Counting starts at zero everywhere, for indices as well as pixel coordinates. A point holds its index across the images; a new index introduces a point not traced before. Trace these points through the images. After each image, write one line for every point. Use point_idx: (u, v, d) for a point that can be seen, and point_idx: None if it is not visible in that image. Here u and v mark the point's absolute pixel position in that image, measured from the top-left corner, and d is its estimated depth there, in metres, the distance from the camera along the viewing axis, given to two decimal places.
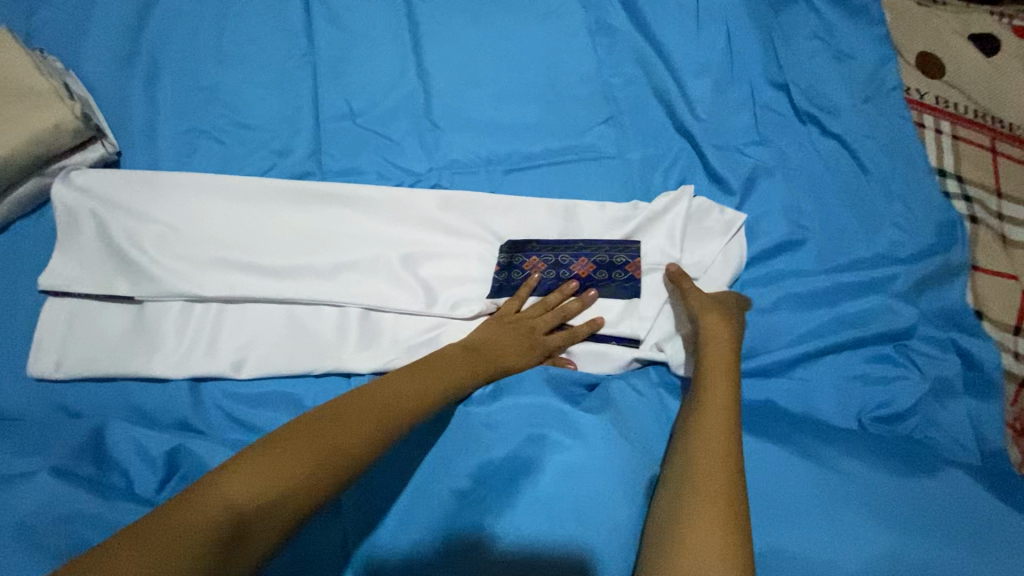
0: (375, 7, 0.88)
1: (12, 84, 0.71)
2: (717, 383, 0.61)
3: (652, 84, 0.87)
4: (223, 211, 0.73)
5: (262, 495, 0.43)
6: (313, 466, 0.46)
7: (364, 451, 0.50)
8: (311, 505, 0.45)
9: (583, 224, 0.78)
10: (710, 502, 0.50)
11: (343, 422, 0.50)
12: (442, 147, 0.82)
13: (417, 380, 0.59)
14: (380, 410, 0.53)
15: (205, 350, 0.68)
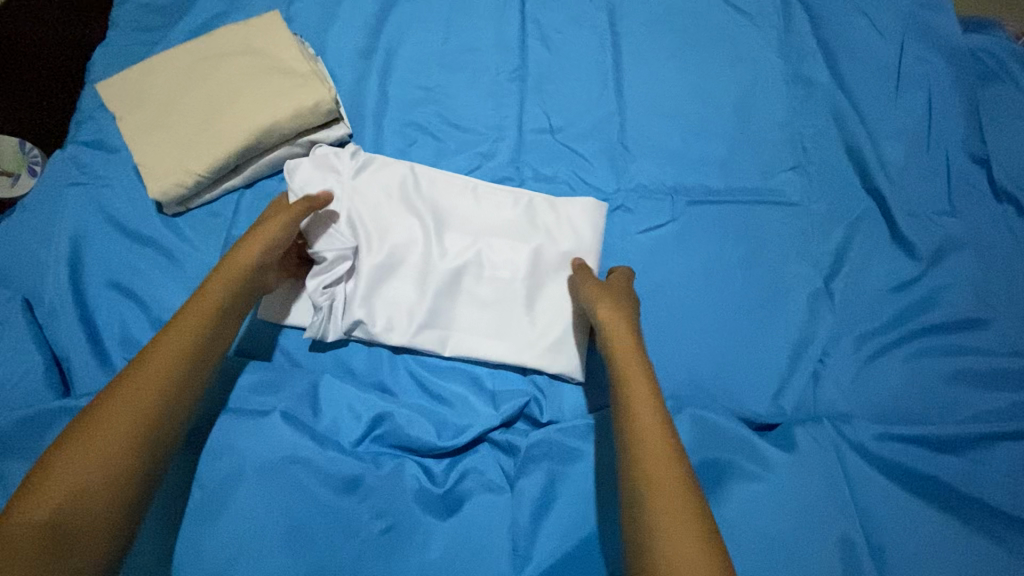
0: (583, 34, 0.94)
1: (282, 64, 0.82)
2: (625, 357, 0.63)
3: (845, 140, 0.88)
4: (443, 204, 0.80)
5: (68, 491, 0.49)
6: (105, 459, 0.51)
7: (137, 428, 0.54)
8: (116, 481, 0.51)
9: (759, 270, 0.81)
10: (663, 507, 0.50)
11: (118, 399, 0.54)
12: (632, 171, 0.87)
13: (172, 339, 0.59)
14: (144, 375, 0.56)
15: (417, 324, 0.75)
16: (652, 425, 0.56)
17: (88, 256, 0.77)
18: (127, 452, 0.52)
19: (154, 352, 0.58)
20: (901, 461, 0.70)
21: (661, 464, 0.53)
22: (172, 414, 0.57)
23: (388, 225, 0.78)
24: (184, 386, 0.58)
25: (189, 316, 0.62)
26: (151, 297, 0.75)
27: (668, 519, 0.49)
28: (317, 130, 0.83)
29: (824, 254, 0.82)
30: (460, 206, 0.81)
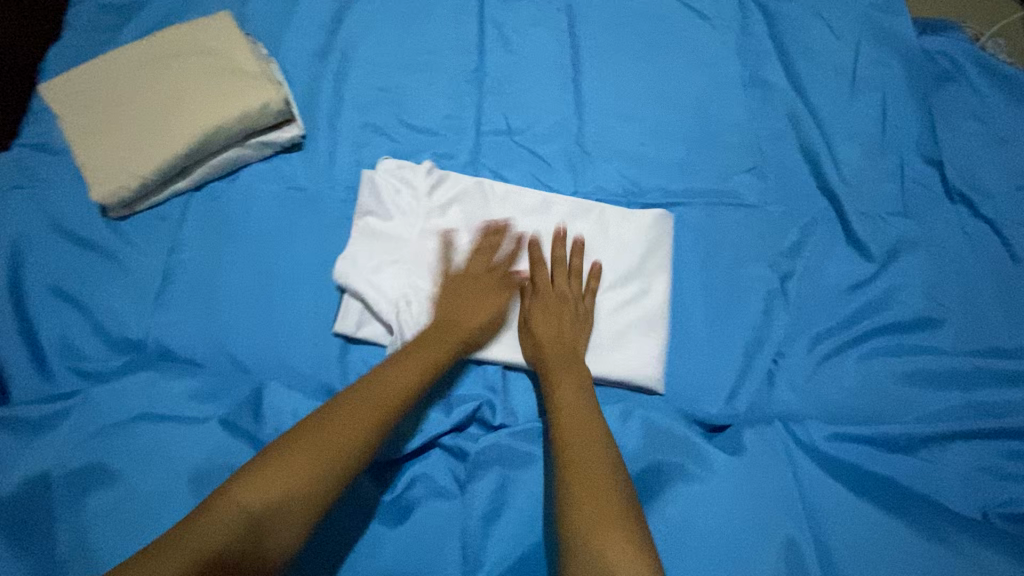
0: (542, 36, 0.94)
1: (231, 65, 0.81)
2: (555, 369, 0.68)
3: (802, 141, 0.88)
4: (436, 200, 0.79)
5: (270, 504, 0.52)
6: (306, 473, 0.54)
7: (343, 456, 0.56)
8: (311, 503, 0.54)
9: (716, 272, 0.81)
10: (603, 512, 0.55)
11: (332, 424, 0.57)
12: (589, 172, 0.86)
13: (400, 377, 0.63)
14: (370, 407, 0.60)
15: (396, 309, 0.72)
16: (591, 445, 0.60)
17: (28, 260, 0.74)
18: (334, 475, 0.55)
19: (381, 386, 0.62)
20: (851, 462, 0.70)
21: (598, 478, 0.57)
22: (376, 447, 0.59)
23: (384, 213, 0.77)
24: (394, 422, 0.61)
25: (416, 357, 0.65)
26: (93, 303, 0.73)
27: (601, 519, 0.55)
28: (267, 131, 0.81)
29: (782, 256, 0.82)
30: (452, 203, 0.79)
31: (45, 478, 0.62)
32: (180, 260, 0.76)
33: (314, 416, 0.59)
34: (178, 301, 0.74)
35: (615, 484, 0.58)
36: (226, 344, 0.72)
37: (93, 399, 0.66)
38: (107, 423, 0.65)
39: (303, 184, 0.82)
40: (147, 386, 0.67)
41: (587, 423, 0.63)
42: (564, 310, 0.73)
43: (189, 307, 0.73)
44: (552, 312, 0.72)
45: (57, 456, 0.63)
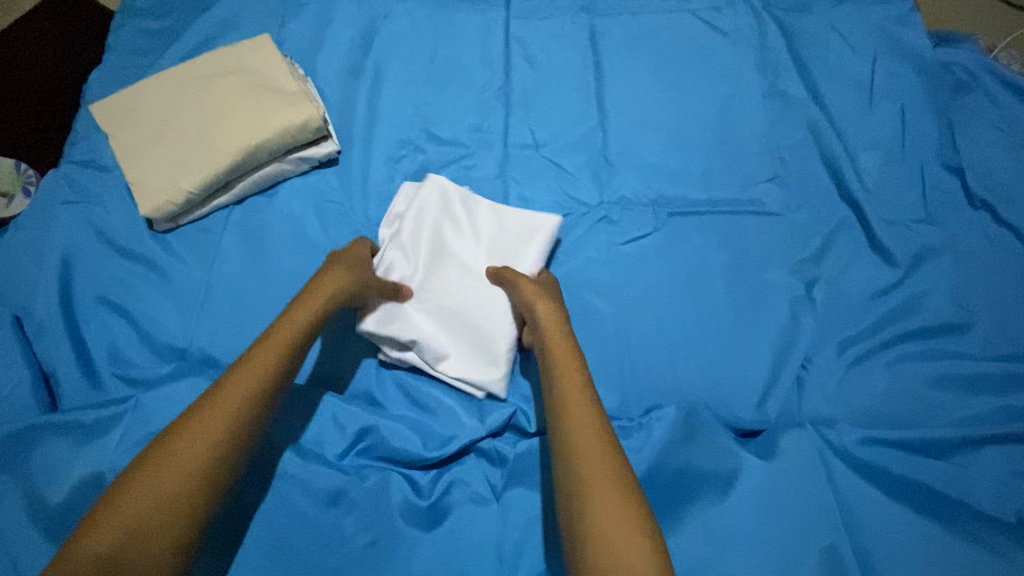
0: (566, 52, 0.97)
1: (273, 84, 0.84)
2: (557, 353, 0.65)
3: (822, 151, 0.90)
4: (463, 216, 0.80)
5: (128, 522, 0.49)
6: (160, 492, 0.51)
7: (199, 463, 0.53)
8: (183, 500, 0.51)
9: (742, 278, 0.83)
10: (606, 515, 0.50)
11: (199, 419, 0.55)
12: (614, 183, 0.88)
13: (250, 368, 0.59)
14: (211, 413, 0.55)
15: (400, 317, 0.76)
16: (580, 409, 0.59)
17: (79, 271, 0.78)
18: (199, 472, 0.53)
19: (218, 393, 0.57)
20: (883, 465, 0.71)
21: (597, 462, 0.54)
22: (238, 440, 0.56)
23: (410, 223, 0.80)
24: (257, 415, 0.58)
25: (263, 350, 0.61)
26: (140, 312, 0.76)
27: (616, 530, 0.49)
28: (305, 147, 0.84)
29: (805, 263, 0.84)
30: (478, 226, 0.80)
31: (95, 481, 0.64)
32: (223, 272, 0.79)
33: (176, 423, 0.56)
34: (222, 311, 0.76)
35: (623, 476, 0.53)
36: None
37: (140, 405, 0.68)
38: (154, 428, 0.67)
39: (338, 197, 0.85)
40: (192, 392, 0.69)
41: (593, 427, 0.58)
42: (540, 297, 0.70)
43: (232, 315, 0.76)
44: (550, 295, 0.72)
45: (108, 460, 0.65)
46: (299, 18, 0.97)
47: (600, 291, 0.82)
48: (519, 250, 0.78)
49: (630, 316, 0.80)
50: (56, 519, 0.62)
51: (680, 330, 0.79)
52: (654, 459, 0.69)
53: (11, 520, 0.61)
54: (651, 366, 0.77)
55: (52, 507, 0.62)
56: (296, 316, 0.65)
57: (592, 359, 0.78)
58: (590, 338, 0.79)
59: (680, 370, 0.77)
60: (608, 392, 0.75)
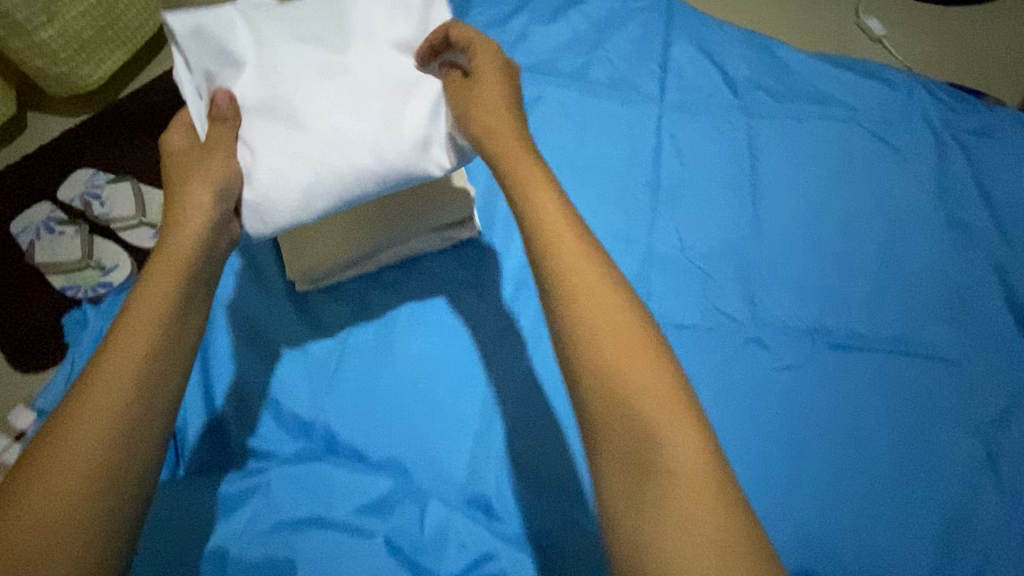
0: (721, 153, 0.93)
1: None
2: (571, 261, 0.48)
3: (1008, 298, 0.81)
4: (378, 70, 0.62)
5: (52, 498, 0.42)
6: (78, 480, 0.42)
7: (109, 437, 0.45)
8: (107, 466, 0.44)
9: (907, 435, 0.74)
10: (687, 484, 0.38)
11: (108, 375, 0.47)
12: (767, 302, 0.81)
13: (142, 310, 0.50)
14: (102, 394, 0.46)
15: (256, 59, 0.61)
16: (609, 300, 0.46)
17: (219, 325, 0.79)
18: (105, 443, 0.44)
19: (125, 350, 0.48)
20: None
21: (664, 404, 0.41)
22: (154, 397, 0.48)
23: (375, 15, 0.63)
24: (164, 366, 0.49)
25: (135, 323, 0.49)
26: (274, 379, 0.76)
27: (700, 503, 0.38)
28: (450, 224, 0.81)
29: (983, 427, 0.74)
30: (394, 89, 0.62)
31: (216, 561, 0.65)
32: (355, 348, 0.78)
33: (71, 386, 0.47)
34: (351, 390, 0.76)
35: (677, 409, 0.41)
36: (390, 444, 0.73)
37: (266, 487, 0.70)
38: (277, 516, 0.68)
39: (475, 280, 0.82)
40: (319, 484, 0.70)
41: (648, 366, 0.43)
42: (505, 86, 0.61)
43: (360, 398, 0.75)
44: (501, 117, 0.59)
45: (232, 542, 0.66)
46: None
47: (744, 424, 0.75)
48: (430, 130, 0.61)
49: (774, 461, 0.73)
50: None
51: (829, 487, 0.72)
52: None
53: None
54: (796, 524, 0.70)
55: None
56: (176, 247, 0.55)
57: None
58: None
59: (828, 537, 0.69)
60: None
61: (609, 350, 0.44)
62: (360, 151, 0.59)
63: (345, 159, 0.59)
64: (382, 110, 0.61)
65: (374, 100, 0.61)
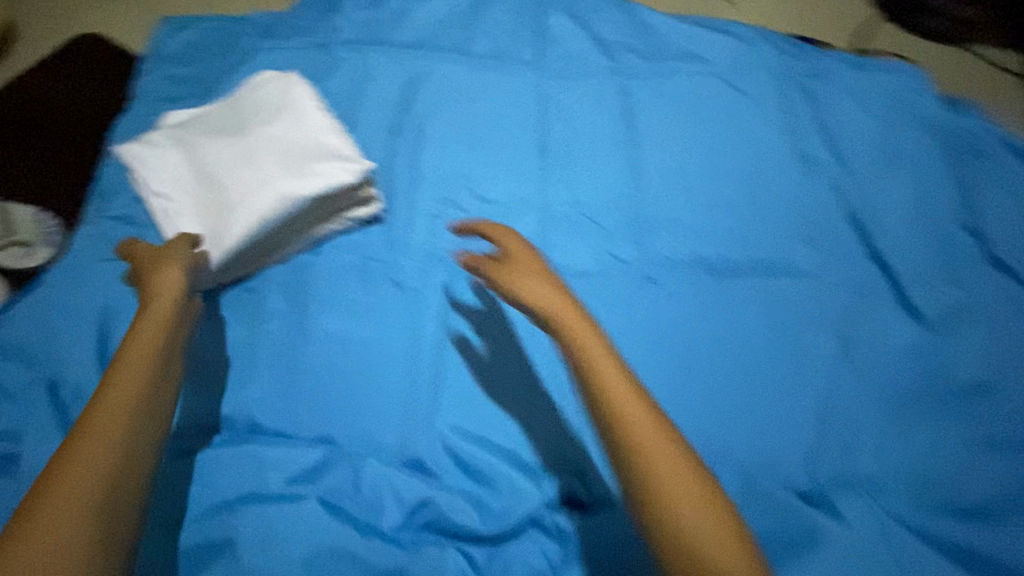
0: (601, 110, 0.99)
1: (305, 139, 0.79)
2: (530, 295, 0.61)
3: (848, 212, 0.94)
4: (252, 142, 0.79)
5: (56, 522, 0.42)
6: (79, 506, 0.44)
7: (116, 464, 0.47)
8: (108, 485, 0.46)
9: (784, 336, 0.83)
10: (677, 489, 0.47)
11: (101, 414, 0.49)
12: (654, 241, 0.90)
13: (133, 360, 0.54)
14: (104, 426, 0.49)
15: (174, 139, 0.81)
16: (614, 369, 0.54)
17: (114, 332, 0.75)
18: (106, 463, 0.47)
19: (116, 392, 0.51)
20: (943, 534, 0.69)
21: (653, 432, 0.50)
22: (152, 429, 0.52)
23: (257, 102, 0.82)
24: (155, 409, 0.53)
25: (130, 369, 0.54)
26: (184, 377, 0.74)
27: (680, 507, 0.46)
28: (334, 194, 0.79)
29: (842, 321, 0.85)
30: (269, 151, 0.78)
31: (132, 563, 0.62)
32: (268, 335, 0.78)
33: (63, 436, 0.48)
34: (268, 374, 0.75)
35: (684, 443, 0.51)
36: (316, 419, 0.73)
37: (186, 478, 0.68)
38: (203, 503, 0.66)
39: (382, 255, 0.85)
40: (243, 462, 0.68)
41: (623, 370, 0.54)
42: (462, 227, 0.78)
43: (278, 382, 0.75)
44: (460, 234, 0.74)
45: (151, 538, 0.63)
46: (336, 75, 0.98)
47: (646, 348, 0.81)
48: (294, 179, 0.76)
49: (678, 378, 0.79)
50: None
51: (727, 389, 0.79)
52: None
53: None
54: (705, 426, 0.76)
55: None
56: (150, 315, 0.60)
57: None
58: None
59: (732, 432, 0.76)
60: None
61: (610, 396, 0.52)
62: (241, 205, 0.75)
63: (232, 212, 0.76)
64: (263, 168, 0.77)
65: (252, 162, 0.78)
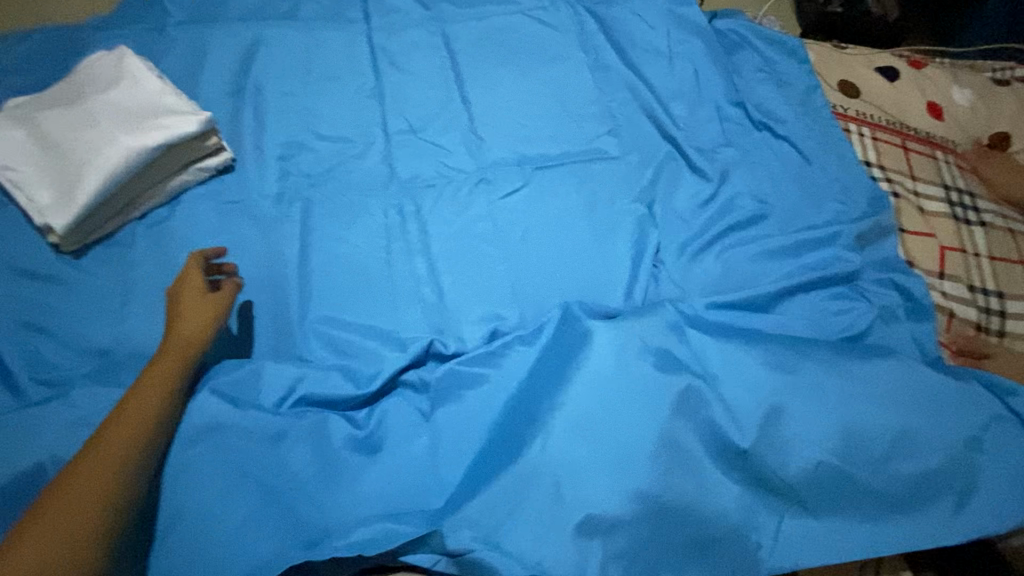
0: (424, 54, 1.13)
1: (147, 101, 0.89)
2: None
3: (641, 104, 1.13)
4: (93, 109, 0.88)
5: (74, 518, 0.57)
6: (89, 508, 0.58)
7: (121, 477, 0.61)
8: (113, 497, 0.60)
9: (599, 204, 1.00)
10: None
11: (116, 431, 0.64)
12: (485, 152, 1.05)
13: (153, 386, 0.68)
14: (105, 459, 0.61)
15: (13, 117, 0.88)
16: None
17: None
18: (115, 479, 0.60)
19: (131, 410, 0.66)
20: (727, 322, 0.86)
21: None
22: (156, 449, 0.66)
23: (94, 76, 0.91)
24: (160, 431, 0.67)
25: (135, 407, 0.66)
26: (64, 326, 0.81)
27: None
28: (181, 144, 0.89)
29: (644, 187, 1.03)
30: (111, 114, 0.87)
31: (35, 472, 0.68)
32: (134, 278, 0.85)
33: (92, 439, 0.63)
34: (141, 308, 0.82)
35: None
36: None
37: (74, 400, 0.74)
38: (90, 420, 0.73)
39: (239, 197, 0.94)
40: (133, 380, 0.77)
41: None
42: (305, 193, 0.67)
43: (152, 314, 0.82)
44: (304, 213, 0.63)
45: (48, 451, 0.69)
46: (173, 53, 1.06)
47: (482, 234, 0.95)
48: (132, 132, 0.85)
49: (513, 252, 0.94)
50: (4, 515, 0.66)
51: (553, 253, 0.94)
52: (540, 359, 0.78)
53: None
54: (537, 284, 0.91)
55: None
56: (173, 340, 0.73)
57: (489, 288, 0.90)
58: (483, 275, 0.91)
59: (562, 283, 0.91)
60: (506, 315, 0.88)
61: None
62: (85, 161, 0.83)
63: (77, 169, 0.83)
64: (103, 128, 0.86)
65: (93, 126, 0.86)
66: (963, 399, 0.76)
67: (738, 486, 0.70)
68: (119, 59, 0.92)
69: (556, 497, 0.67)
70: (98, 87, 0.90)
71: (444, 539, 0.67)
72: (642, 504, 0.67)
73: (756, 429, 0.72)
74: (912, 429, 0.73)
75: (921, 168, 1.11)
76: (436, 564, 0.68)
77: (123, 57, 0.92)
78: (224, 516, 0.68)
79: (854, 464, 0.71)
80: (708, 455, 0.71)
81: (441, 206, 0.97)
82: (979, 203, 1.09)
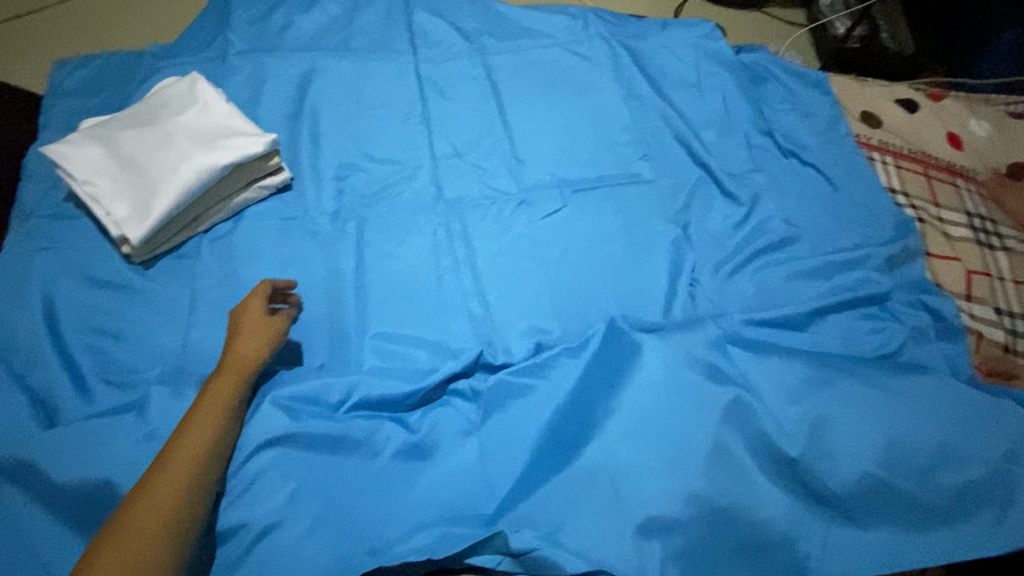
0: (467, 84, 1.20)
1: (216, 125, 0.95)
2: None
3: (673, 132, 1.18)
4: (166, 131, 0.94)
5: (151, 526, 0.59)
6: (163, 517, 0.60)
7: (190, 488, 0.63)
8: (183, 508, 0.62)
9: (636, 226, 1.04)
10: None
11: (183, 445, 0.66)
12: (526, 175, 1.10)
13: (215, 401, 0.71)
14: (177, 467, 0.64)
15: (90, 136, 0.93)
16: None
17: (62, 308, 0.85)
18: (185, 489, 0.63)
19: (197, 424, 0.69)
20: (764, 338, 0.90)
21: None
22: (219, 462, 0.69)
23: (166, 101, 0.98)
24: (223, 445, 0.70)
25: (199, 426, 0.68)
26: (133, 334, 0.85)
27: None
28: (246, 164, 0.94)
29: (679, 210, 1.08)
30: (182, 136, 0.93)
31: (109, 479, 0.72)
32: (198, 290, 0.89)
33: (162, 452, 0.66)
34: (206, 318, 0.86)
35: None
36: None
37: (143, 407, 0.77)
38: (160, 425, 0.76)
39: (297, 215, 0.99)
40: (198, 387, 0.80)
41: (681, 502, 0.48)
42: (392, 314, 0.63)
43: (217, 324, 0.86)
44: None
45: (123, 460, 0.73)
46: (234, 80, 1.13)
47: (525, 252, 1.00)
48: (202, 152, 0.91)
49: (555, 269, 0.98)
50: (83, 518, 0.70)
51: (594, 270, 0.98)
52: (587, 369, 0.81)
53: (38, 527, 0.68)
54: (580, 301, 0.95)
55: (74, 497, 0.71)
56: (233, 357, 0.76)
57: (533, 304, 0.94)
58: (527, 291, 0.95)
59: (602, 300, 0.95)
60: (550, 329, 0.91)
61: None
62: (158, 178, 0.89)
63: (150, 185, 0.89)
64: (175, 149, 0.92)
65: (166, 146, 0.92)
66: (1003, 416, 0.79)
67: (784, 495, 0.72)
68: (190, 86, 0.99)
69: (608, 502, 0.71)
70: (171, 111, 0.96)
71: (507, 538, 0.70)
72: (695, 509, 0.70)
73: (801, 441, 0.75)
74: (952, 446, 0.76)
75: (944, 196, 1.16)
76: (500, 564, 0.70)
77: (194, 83, 0.99)
78: (292, 520, 0.71)
79: (898, 476, 0.74)
80: (756, 465, 0.73)
81: (486, 225, 1.02)
82: (1001, 229, 1.13)
